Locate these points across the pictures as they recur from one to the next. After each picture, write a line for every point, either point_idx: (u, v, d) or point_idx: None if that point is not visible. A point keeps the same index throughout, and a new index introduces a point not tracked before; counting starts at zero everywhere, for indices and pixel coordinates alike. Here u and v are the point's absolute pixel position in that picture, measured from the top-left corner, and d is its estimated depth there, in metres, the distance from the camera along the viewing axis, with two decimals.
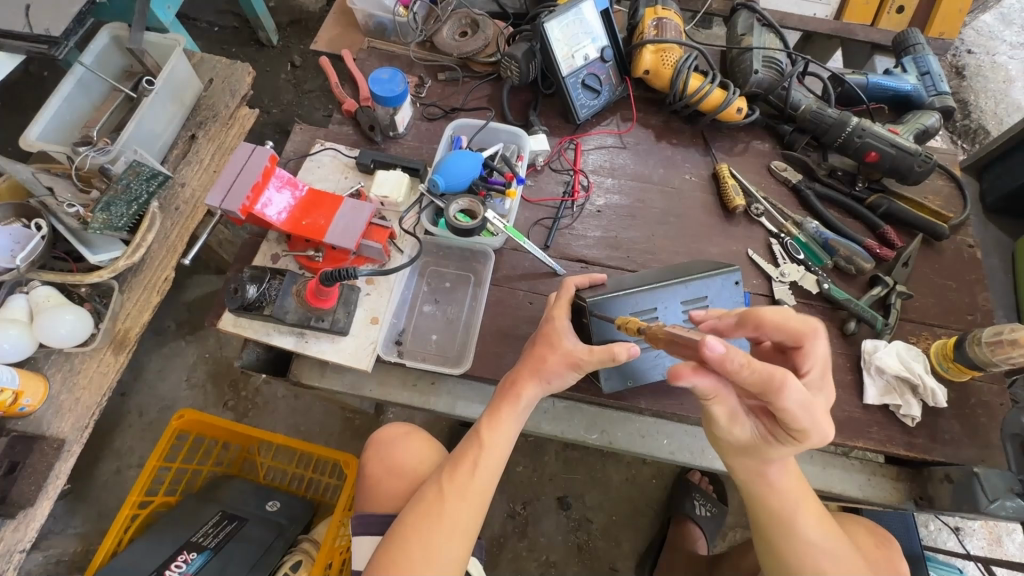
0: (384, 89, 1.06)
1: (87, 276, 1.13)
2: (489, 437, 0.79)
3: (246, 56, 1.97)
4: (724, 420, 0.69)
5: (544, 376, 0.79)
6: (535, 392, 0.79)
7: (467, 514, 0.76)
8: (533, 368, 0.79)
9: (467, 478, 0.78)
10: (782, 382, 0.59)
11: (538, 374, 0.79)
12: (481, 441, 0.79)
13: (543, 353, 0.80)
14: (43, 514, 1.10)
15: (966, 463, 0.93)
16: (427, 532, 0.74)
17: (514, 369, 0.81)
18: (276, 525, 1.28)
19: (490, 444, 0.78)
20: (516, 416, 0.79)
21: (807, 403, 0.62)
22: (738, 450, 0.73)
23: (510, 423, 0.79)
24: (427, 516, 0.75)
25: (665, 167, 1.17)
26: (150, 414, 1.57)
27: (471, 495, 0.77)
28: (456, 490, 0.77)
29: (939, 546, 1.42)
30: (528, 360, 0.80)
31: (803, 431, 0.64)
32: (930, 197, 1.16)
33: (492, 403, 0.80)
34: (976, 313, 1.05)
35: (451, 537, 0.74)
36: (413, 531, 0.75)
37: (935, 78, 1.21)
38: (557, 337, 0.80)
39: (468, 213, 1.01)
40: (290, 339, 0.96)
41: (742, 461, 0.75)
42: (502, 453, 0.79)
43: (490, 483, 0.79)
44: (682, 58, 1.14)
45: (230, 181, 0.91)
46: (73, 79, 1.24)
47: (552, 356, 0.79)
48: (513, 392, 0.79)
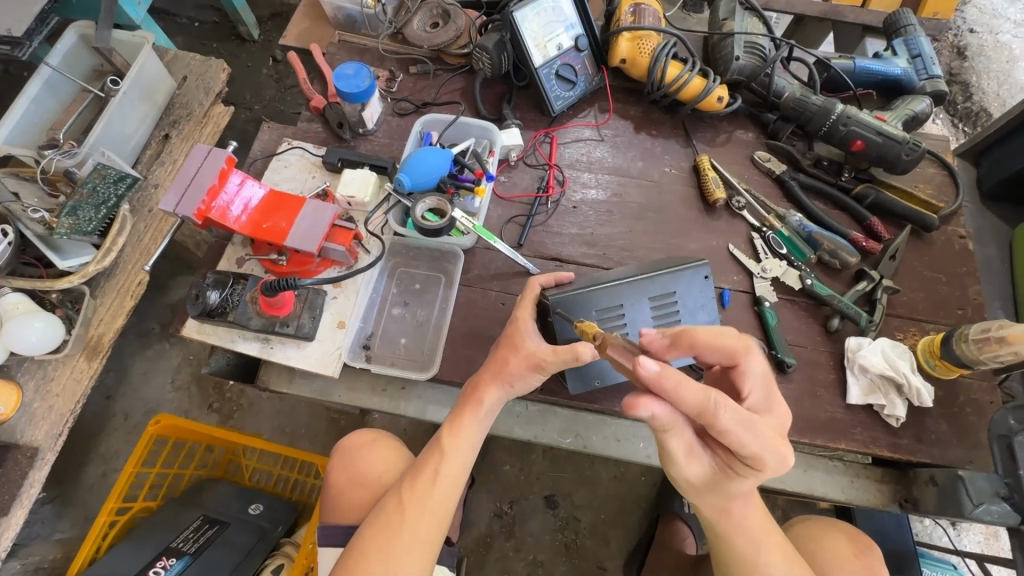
0: (349, 85, 1.03)
1: (57, 282, 1.10)
2: (451, 443, 0.76)
3: (227, 52, 1.93)
4: (683, 453, 0.67)
5: (507, 379, 0.76)
6: (498, 396, 0.77)
7: (429, 522, 0.74)
8: (495, 371, 0.77)
9: (428, 485, 0.76)
10: (719, 405, 0.58)
11: (499, 378, 0.76)
12: (442, 448, 0.77)
13: (506, 355, 0.77)
14: (18, 523, 1.09)
15: (953, 464, 0.89)
16: (388, 544, 0.72)
17: (476, 374, 0.79)
18: (258, 528, 1.25)
19: (450, 451, 0.76)
20: (479, 421, 0.77)
21: (751, 424, 0.60)
22: (699, 487, 0.71)
23: (473, 428, 0.77)
24: (388, 527, 0.73)
25: (644, 160, 1.13)
26: (134, 417, 1.56)
27: (434, 504, 0.75)
28: (417, 500, 0.75)
29: (933, 542, 1.39)
30: (489, 365, 0.78)
31: (756, 458, 0.61)
32: (920, 185, 1.12)
33: (454, 410, 0.78)
34: (967, 307, 1.01)
35: (412, 548, 0.72)
36: (372, 544, 0.73)
37: (926, 62, 1.16)
38: (520, 339, 0.78)
39: (436, 212, 0.97)
40: (255, 346, 0.93)
41: (707, 499, 0.72)
42: (466, 459, 0.77)
43: (452, 493, 0.76)
44: (660, 45, 1.10)
45: (185, 186, 0.90)
46: (40, 80, 1.21)
47: (514, 359, 0.76)
48: (475, 397, 0.77)
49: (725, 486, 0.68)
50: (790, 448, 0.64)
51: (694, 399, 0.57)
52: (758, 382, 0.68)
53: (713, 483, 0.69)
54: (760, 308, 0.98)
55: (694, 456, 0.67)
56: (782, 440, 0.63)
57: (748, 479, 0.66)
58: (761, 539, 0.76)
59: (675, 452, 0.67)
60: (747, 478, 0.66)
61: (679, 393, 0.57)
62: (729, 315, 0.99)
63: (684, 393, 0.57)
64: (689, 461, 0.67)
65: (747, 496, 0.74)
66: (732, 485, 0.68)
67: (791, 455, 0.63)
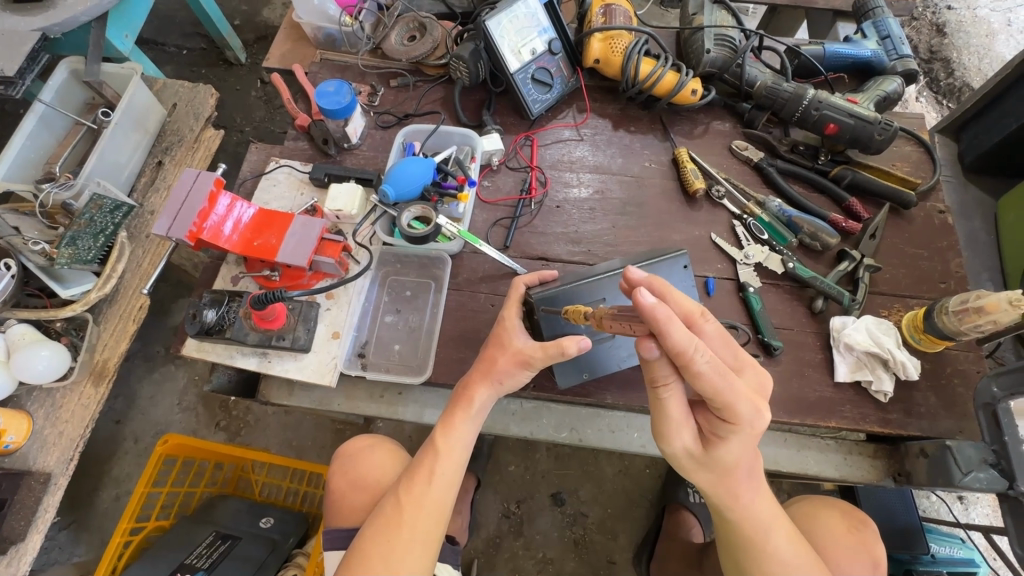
0: (330, 102, 1.05)
1: (61, 310, 1.15)
2: (446, 443, 0.78)
3: (215, 76, 1.97)
4: (672, 420, 0.68)
5: (496, 378, 0.78)
6: (487, 395, 0.78)
7: (426, 522, 0.76)
8: (484, 371, 0.78)
9: (424, 486, 0.77)
10: (698, 349, 0.59)
11: (488, 377, 0.78)
12: (437, 449, 0.79)
13: (494, 354, 0.79)
14: (35, 548, 1.12)
15: (943, 435, 0.91)
16: (386, 545, 0.74)
17: (467, 374, 0.80)
18: (269, 542, 1.28)
19: (444, 450, 0.78)
20: (470, 420, 0.79)
21: (725, 374, 0.61)
22: (692, 462, 0.71)
23: (466, 428, 0.79)
24: (387, 529, 0.75)
25: (624, 156, 1.16)
26: (144, 439, 1.59)
27: (430, 503, 0.77)
28: (414, 500, 0.76)
29: (939, 517, 1.40)
30: (478, 364, 0.80)
31: (735, 411, 0.63)
32: (898, 164, 1.13)
33: (447, 408, 0.80)
34: (950, 281, 1.02)
35: (410, 547, 0.74)
36: (372, 545, 0.75)
37: (895, 42, 1.17)
38: (508, 336, 0.80)
39: (422, 219, 1.00)
40: (254, 360, 0.96)
41: (706, 479, 0.72)
42: (461, 458, 0.79)
43: (448, 492, 0.78)
44: (632, 44, 1.12)
45: (178, 208, 0.92)
46: (35, 117, 1.25)
47: (503, 356, 0.78)
48: (465, 396, 0.79)
49: (714, 453, 0.69)
50: (767, 405, 0.65)
51: (682, 339, 0.57)
52: (719, 342, 0.68)
53: (703, 453, 0.70)
54: (744, 294, 1.00)
55: (686, 425, 0.68)
56: (758, 397, 0.65)
57: (732, 440, 0.67)
58: (769, 524, 0.76)
59: (666, 419, 0.68)
60: (732, 440, 0.67)
61: (671, 330, 0.57)
62: (715, 303, 1.01)
63: (674, 335, 0.57)
64: (679, 429, 0.68)
65: (753, 484, 0.73)
66: (722, 450, 0.69)
67: (767, 408, 0.65)
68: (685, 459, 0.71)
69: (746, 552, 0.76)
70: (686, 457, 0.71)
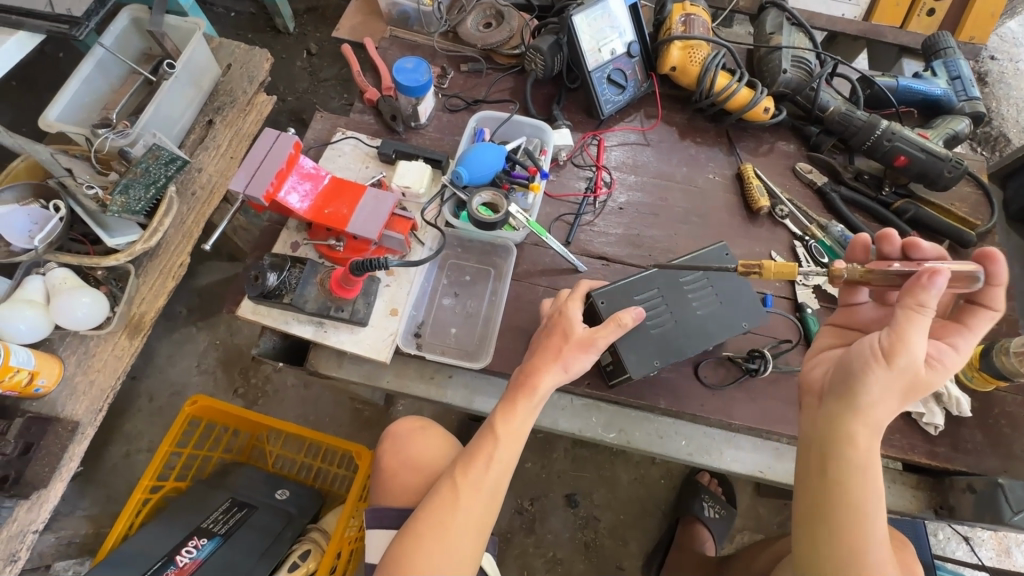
0: (408, 78, 1.05)
1: (104, 258, 1.13)
2: (506, 429, 0.78)
3: (262, 42, 1.95)
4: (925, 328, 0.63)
5: (563, 364, 0.80)
6: (553, 381, 0.79)
7: (479, 508, 0.75)
8: (549, 357, 0.80)
9: (480, 473, 0.77)
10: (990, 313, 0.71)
11: (556, 361, 0.80)
12: (496, 436, 0.78)
13: (558, 341, 0.81)
14: (56, 496, 1.10)
15: (988, 473, 0.92)
16: (438, 527, 0.74)
17: (530, 361, 0.81)
18: (285, 513, 1.27)
19: (503, 437, 0.78)
20: (531, 409, 0.79)
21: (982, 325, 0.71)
22: (904, 382, 0.64)
23: (525, 417, 0.79)
24: (442, 510, 0.75)
25: (688, 166, 1.16)
26: (160, 398, 1.57)
27: (485, 491, 0.76)
28: (469, 485, 0.76)
29: (947, 555, 1.42)
30: (543, 351, 0.81)
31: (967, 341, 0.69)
32: (956, 203, 1.14)
33: (507, 395, 0.80)
34: (1001, 323, 1.04)
35: (464, 529, 0.74)
36: (425, 527, 0.74)
37: (965, 84, 1.19)
38: (569, 325, 0.82)
39: (490, 206, 0.99)
40: (310, 329, 0.95)
41: (888, 405, 0.65)
42: (517, 446, 0.79)
43: (503, 479, 0.78)
44: (710, 56, 1.12)
45: (255, 165, 0.90)
46: (93, 60, 1.24)
47: (569, 345, 0.80)
48: (530, 383, 0.79)
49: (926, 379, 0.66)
50: None
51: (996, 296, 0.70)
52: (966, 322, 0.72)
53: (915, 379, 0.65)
54: (801, 314, 1.00)
55: (925, 347, 0.65)
56: None
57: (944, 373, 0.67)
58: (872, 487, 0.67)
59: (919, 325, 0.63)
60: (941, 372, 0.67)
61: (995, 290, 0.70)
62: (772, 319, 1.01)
63: (998, 294, 0.69)
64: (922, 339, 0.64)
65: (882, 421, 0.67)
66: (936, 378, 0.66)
67: None
68: (893, 369, 0.64)
69: (844, 560, 0.64)
70: (901, 372, 0.64)
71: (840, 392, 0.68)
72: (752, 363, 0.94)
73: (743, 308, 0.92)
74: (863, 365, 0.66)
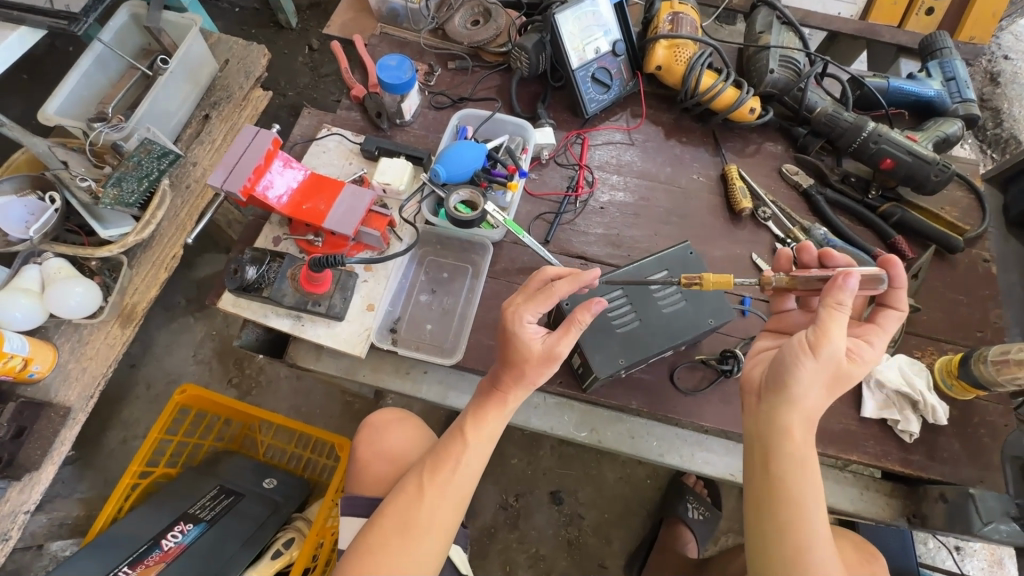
0: (391, 76, 1.06)
1: (97, 249, 1.16)
2: (474, 435, 0.80)
3: (265, 37, 1.98)
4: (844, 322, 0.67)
5: (527, 380, 0.79)
6: (521, 395, 0.80)
7: (446, 509, 0.76)
8: (514, 372, 0.79)
9: (449, 475, 0.78)
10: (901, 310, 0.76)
11: (519, 377, 0.79)
12: (465, 440, 0.80)
13: (518, 352, 0.78)
14: (48, 478, 1.13)
15: (964, 483, 0.90)
16: (406, 528, 0.74)
17: (497, 372, 0.82)
18: (270, 502, 1.30)
19: (473, 441, 0.79)
20: (501, 417, 0.80)
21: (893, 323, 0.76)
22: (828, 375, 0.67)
23: (494, 424, 0.80)
24: (407, 509, 0.76)
25: (673, 166, 1.15)
26: (157, 386, 1.61)
27: (452, 493, 0.77)
28: (436, 487, 0.77)
29: (936, 564, 1.40)
30: (509, 362, 0.79)
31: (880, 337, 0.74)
32: (947, 208, 1.12)
33: (479, 402, 0.81)
34: (986, 331, 1.02)
35: (429, 529, 0.75)
36: (389, 526, 0.75)
37: (959, 85, 1.16)
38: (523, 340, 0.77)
39: (468, 204, 1.00)
40: (287, 322, 0.96)
41: (815, 399, 0.68)
42: (487, 451, 0.80)
43: (470, 483, 0.79)
44: (696, 55, 1.11)
45: (234, 162, 0.92)
46: (92, 55, 1.26)
47: (531, 363, 0.77)
48: (499, 392, 0.80)
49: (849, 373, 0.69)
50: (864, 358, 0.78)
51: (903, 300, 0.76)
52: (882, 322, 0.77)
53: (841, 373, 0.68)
54: None
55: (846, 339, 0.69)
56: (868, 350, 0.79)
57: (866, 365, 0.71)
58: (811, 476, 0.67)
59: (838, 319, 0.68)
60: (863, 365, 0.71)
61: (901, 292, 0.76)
62: (748, 322, 1.00)
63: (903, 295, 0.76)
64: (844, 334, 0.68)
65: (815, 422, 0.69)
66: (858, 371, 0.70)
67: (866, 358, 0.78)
68: (819, 360, 0.67)
69: (788, 560, 0.64)
70: (827, 362, 0.67)
71: (775, 384, 0.70)
72: (725, 364, 0.93)
73: (709, 303, 0.91)
74: (793, 357, 0.68)
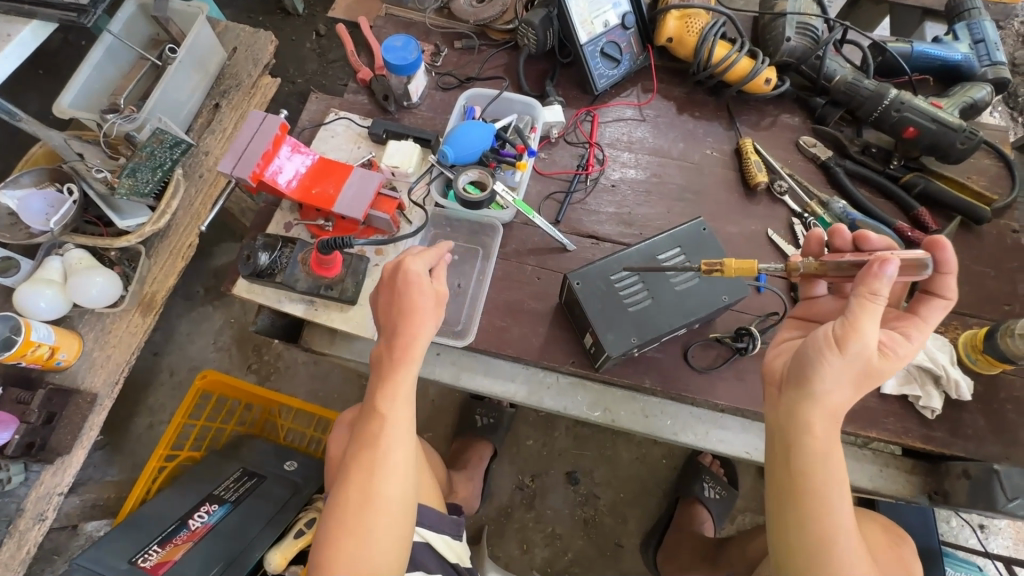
0: (397, 57, 1.05)
1: (116, 240, 1.18)
2: (389, 403, 0.75)
3: (272, 24, 1.97)
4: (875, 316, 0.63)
5: (424, 326, 0.77)
6: (422, 343, 0.77)
7: (389, 485, 0.73)
8: (407, 320, 0.76)
9: (374, 450, 0.73)
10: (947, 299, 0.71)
11: (413, 325, 0.76)
12: (381, 412, 0.75)
13: (411, 300, 0.77)
14: (79, 462, 1.17)
15: (988, 459, 0.88)
16: (357, 516, 0.71)
17: (392, 331, 0.77)
18: (292, 483, 1.31)
19: (390, 410, 0.75)
20: (411, 377, 0.76)
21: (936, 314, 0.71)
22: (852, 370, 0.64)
23: (407, 384, 0.76)
24: (351, 498, 0.72)
25: (686, 141, 1.13)
26: (180, 373, 1.65)
27: (389, 468, 0.73)
28: (369, 466, 0.73)
29: (959, 542, 1.37)
30: (400, 319, 0.77)
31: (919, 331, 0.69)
32: (973, 177, 1.08)
33: (382, 370, 0.77)
34: (1014, 303, 0.98)
35: (378, 511, 0.72)
36: (343, 522, 0.71)
37: (989, 48, 1.11)
38: (415, 286, 0.77)
39: (478, 184, 1.00)
40: (301, 307, 0.97)
41: (838, 393, 0.65)
42: (407, 414, 0.76)
43: (405, 450, 0.75)
44: (709, 24, 1.08)
45: (242, 149, 0.92)
46: (101, 47, 1.28)
47: (426, 306, 0.77)
48: (400, 351, 0.76)
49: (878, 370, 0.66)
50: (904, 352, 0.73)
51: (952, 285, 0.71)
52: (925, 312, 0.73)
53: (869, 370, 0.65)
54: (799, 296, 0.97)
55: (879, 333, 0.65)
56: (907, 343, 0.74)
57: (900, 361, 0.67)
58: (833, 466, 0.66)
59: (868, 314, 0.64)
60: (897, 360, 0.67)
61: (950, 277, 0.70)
62: (765, 299, 0.98)
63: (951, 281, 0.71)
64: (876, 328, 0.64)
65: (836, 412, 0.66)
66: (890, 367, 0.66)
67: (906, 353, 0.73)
68: (847, 356, 0.64)
69: (809, 553, 0.65)
70: (854, 358, 0.64)
71: (799, 378, 0.68)
72: (740, 342, 0.92)
73: (722, 280, 0.90)
74: (818, 353, 0.65)
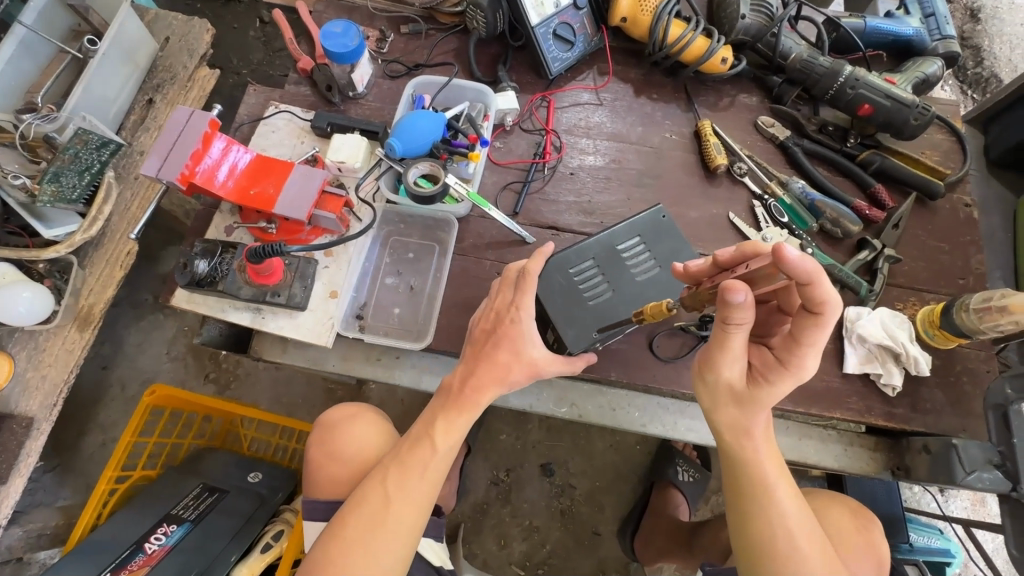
0: (336, 44, 0.98)
1: (43, 251, 1.09)
2: (442, 436, 0.77)
3: (211, 11, 1.85)
4: (730, 350, 0.65)
5: (504, 382, 0.77)
6: (492, 395, 0.77)
7: (409, 515, 0.75)
8: (495, 375, 0.76)
9: (414, 480, 0.76)
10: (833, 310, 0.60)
11: (498, 380, 0.77)
12: (433, 443, 0.77)
13: (504, 359, 0.76)
14: (17, 491, 1.10)
15: (946, 433, 0.90)
16: (372, 539, 0.72)
17: (469, 376, 0.77)
18: (256, 496, 1.26)
19: (440, 447, 0.77)
20: (469, 420, 0.78)
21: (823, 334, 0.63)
22: (727, 393, 0.69)
23: (464, 428, 0.78)
24: (373, 517, 0.74)
25: (644, 125, 1.10)
26: (131, 387, 1.56)
27: (411, 500, 0.75)
28: (401, 493, 0.75)
29: (921, 508, 1.42)
30: (486, 365, 0.77)
31: (801, 356, 0.65)
32: (927, 151, 1.09)
33: (442, 405, 0.78)
34: (967, 277, 1.00)
35: (393, 536, 0.73)
36: (358, 539, 0.73)
37: (938, 21, 1.13)
38: (523, 344, 0.76)
39: (429, 178, 0.95)
40: (247, 315, 0.91)
41: (727, 413, 0.70)
42: (450, 455, 0.78)
43: (433, 486, 0.77)
44: (663, 2, 1.04)
45: (167, 149, 0.86)
46: (15, 40, 1.14)
47: (516, 367, 0.76)
48: (472, 398, 0.77)
49: (759, 396, 0.67)
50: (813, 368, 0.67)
51: (829, 293, 0.58)
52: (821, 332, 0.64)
53: (745, 394, 0.68)
54: None
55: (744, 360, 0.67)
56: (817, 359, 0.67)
57: (777, 387, 0.67)
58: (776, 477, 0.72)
59: (726, 342, 0.65)
60: (776, 386, 0.67)
61: (820, 284, 0.57)
62: None
63: (820, 290, 0.58)
64: (734, 359, 0.66)
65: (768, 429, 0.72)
66: (766, 393, 0.67)
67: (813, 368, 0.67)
68: (707, 383, 0.70)
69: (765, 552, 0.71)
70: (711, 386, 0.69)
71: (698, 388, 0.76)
72: (705, 329, 0.91)
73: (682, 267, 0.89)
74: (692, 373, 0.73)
